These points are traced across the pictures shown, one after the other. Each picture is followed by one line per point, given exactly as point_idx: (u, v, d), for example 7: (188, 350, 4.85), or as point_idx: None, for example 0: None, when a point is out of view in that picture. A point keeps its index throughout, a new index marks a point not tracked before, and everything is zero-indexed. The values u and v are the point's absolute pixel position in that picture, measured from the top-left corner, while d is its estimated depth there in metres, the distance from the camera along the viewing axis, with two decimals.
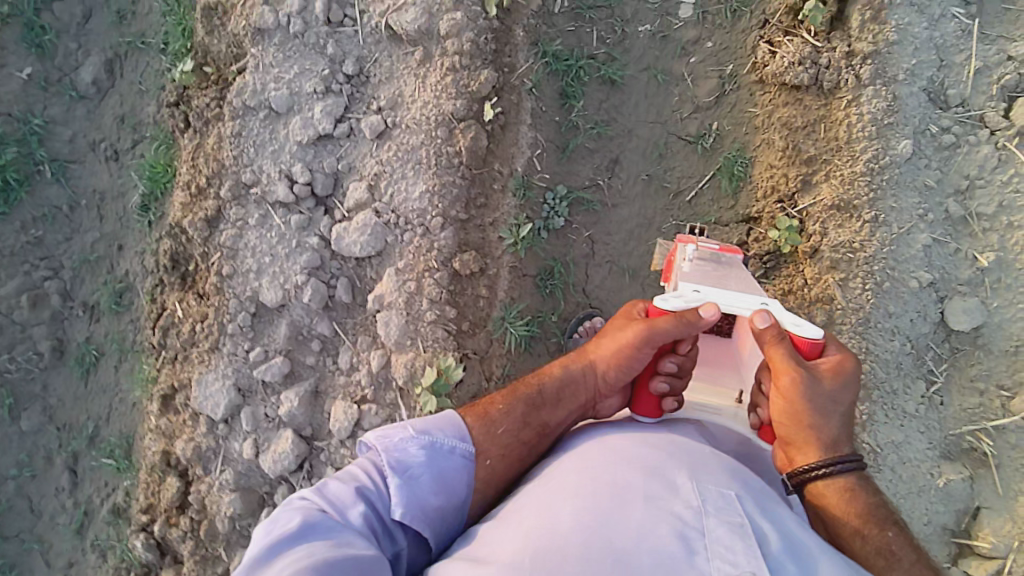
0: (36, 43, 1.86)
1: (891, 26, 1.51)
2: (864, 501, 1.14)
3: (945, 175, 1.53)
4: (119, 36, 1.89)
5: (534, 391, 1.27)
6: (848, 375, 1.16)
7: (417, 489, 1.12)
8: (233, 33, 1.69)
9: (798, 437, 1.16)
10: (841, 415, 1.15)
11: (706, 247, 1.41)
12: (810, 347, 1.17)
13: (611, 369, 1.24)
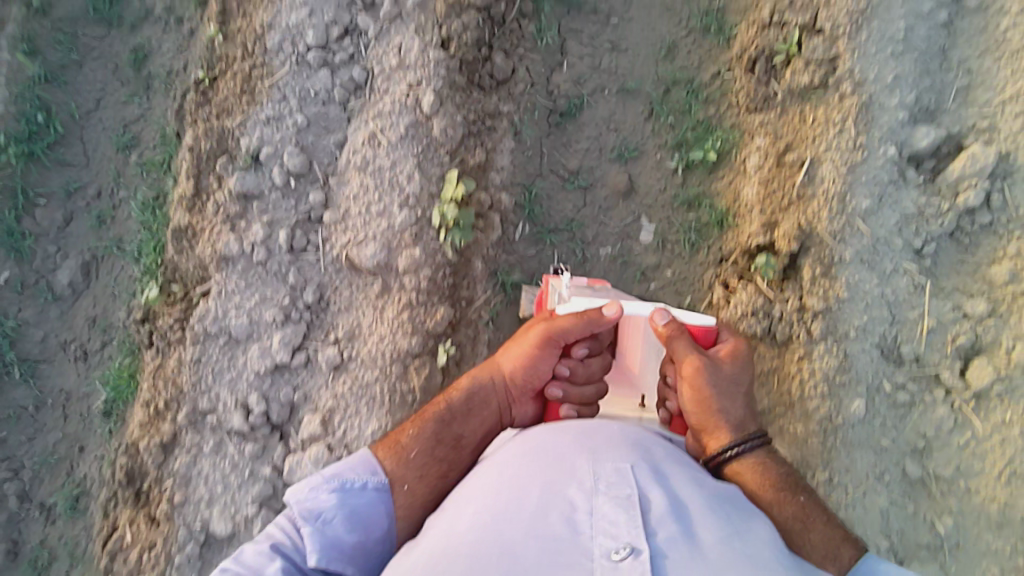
0: (15, 248, 1.93)
1: (841, 283, 1.54)
2: (774, 471, 1.27)
3: (901, 433, 1.53)
4: (97, 239, 1.98)
5: (443, 409, 1.37)
6: (740, 355, 1.36)
7: (334, 527, 1.16)
8: (200, 258, 1.76)
9: (707, 420, 1.31)
10: (742, 395, 1.34)
11: (579, 279, 1.51)
12: (706, 335, 1.37)
13: (520, 370, 1.38)
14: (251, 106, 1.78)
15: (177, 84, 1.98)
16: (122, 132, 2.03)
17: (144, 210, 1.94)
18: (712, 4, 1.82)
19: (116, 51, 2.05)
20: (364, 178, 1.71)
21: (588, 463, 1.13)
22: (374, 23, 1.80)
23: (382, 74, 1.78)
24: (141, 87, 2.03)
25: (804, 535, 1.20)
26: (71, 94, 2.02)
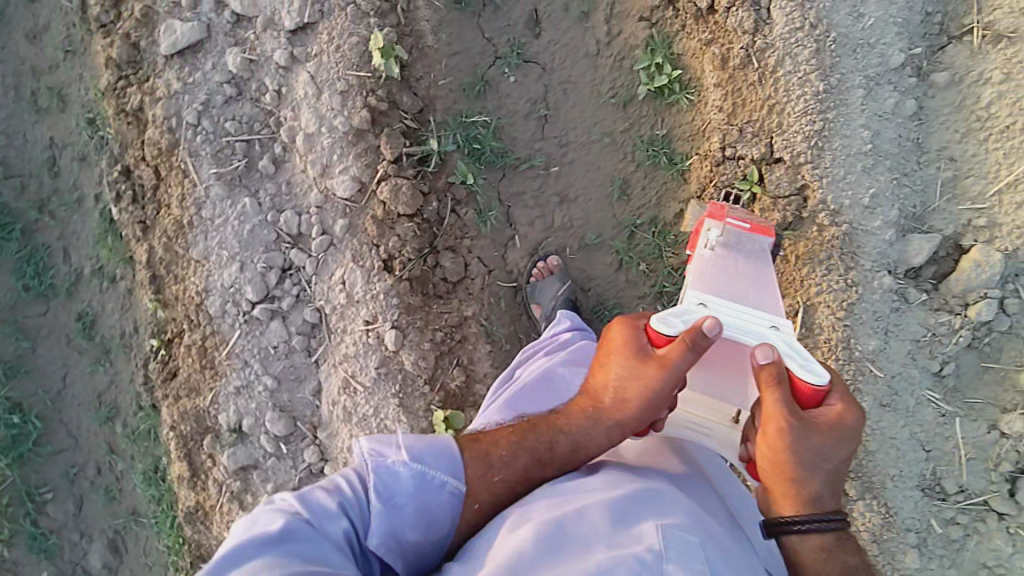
0: (43, 548, 1.95)
1: (867, 436, 1.51)
2: (838, 550, 1.05)
3: (960, 563, 1.52)
4: (113, 515, 1.98)
5: (543, 444, 1.15)
6: (850, 431, 1.02)
7: (399, 519, 1.06)
8: (218, 537, 1.78)
9: (774, 483, 1.04)
10: (830, 472, 1.03)
11: (736, 227, 1.35)
12: (813, 395, 1.03)
13: (627, 410, 1.10)
14: (216, 379, 1.72)
15: (137, 350, 1.90)
16: (99, 406, 1.97)
17: (147, 481, 1.93)
18: (654, 132, 1.66)
19: (63, 322, 1.97)
20: (353, 428, 1.67)
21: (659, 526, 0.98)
22: (309, 257, 1.69)
23: (335, 312, 1.68)
24: (100, 353, 1.96)
25: None
26: (38, 380, 1.97)
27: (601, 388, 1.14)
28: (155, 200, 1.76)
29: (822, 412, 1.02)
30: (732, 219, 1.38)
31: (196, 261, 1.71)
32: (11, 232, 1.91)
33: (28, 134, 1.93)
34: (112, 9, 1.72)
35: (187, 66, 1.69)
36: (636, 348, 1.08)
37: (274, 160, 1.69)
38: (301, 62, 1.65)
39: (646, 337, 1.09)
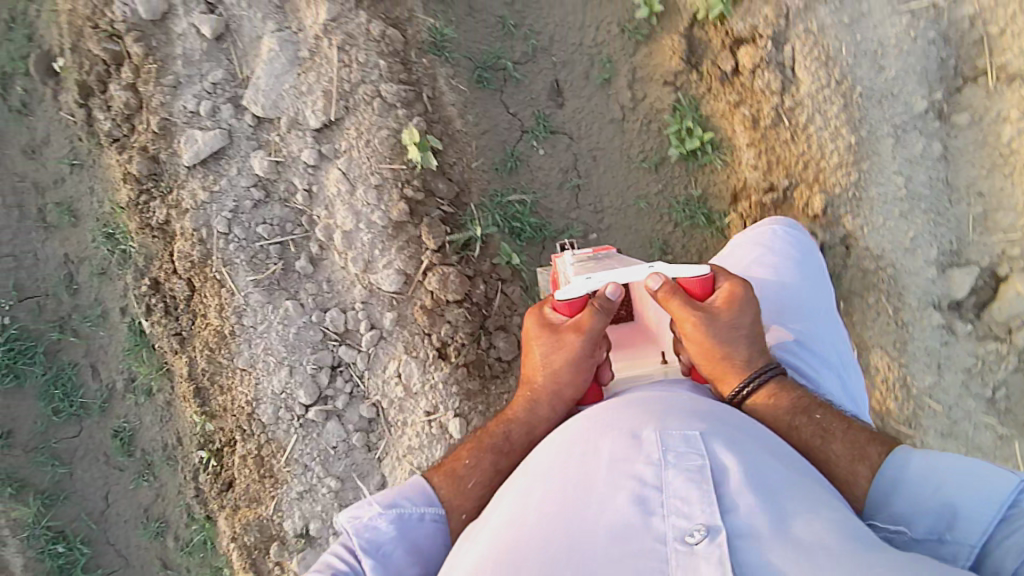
0: None
1: None
2: (792, 401, 1.11)
3: None
4: None
5: (499, 436, 1.16)
6: (743, 300, 1.13)
7: (395, 567, 1.00)
8: None
9: (715, 369, 1.12)
10: (749, 336, 1.12)
11: (581, 251, 1.33)
12: (702, 287, 1.14)
13: (557, 380, 1.15)
14: (276, 486, 1.67)
15: (186, 459, 1.86)
16: (146, 522, 1.90)
17: None
18: (689, 192, 1.70)
19: (98, 440, 1.90)
20: None
21: (687, 435, 0.92)
22: (359, 352, 1.66)
23: (393, 405, 1.66)
24: (142, 467, 1.90)
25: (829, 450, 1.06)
26: (78, 503, 1.88)
27: (531, 375, 1.19)
28: (190, 309, 1.73)
29: (713, 298, 1.13)
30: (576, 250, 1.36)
31: (242, 370, 1.68)
32: (34, 356, 1.86)
33: (38, 253, 1.90)
34: (127, 125, 1.72)
35: (212, 174, 1.68)
36: (548, 325, 1.16)
37: (312, 259, 1.68)
38: (330, 158, 1.65)
39: (552, 320, 1.17)
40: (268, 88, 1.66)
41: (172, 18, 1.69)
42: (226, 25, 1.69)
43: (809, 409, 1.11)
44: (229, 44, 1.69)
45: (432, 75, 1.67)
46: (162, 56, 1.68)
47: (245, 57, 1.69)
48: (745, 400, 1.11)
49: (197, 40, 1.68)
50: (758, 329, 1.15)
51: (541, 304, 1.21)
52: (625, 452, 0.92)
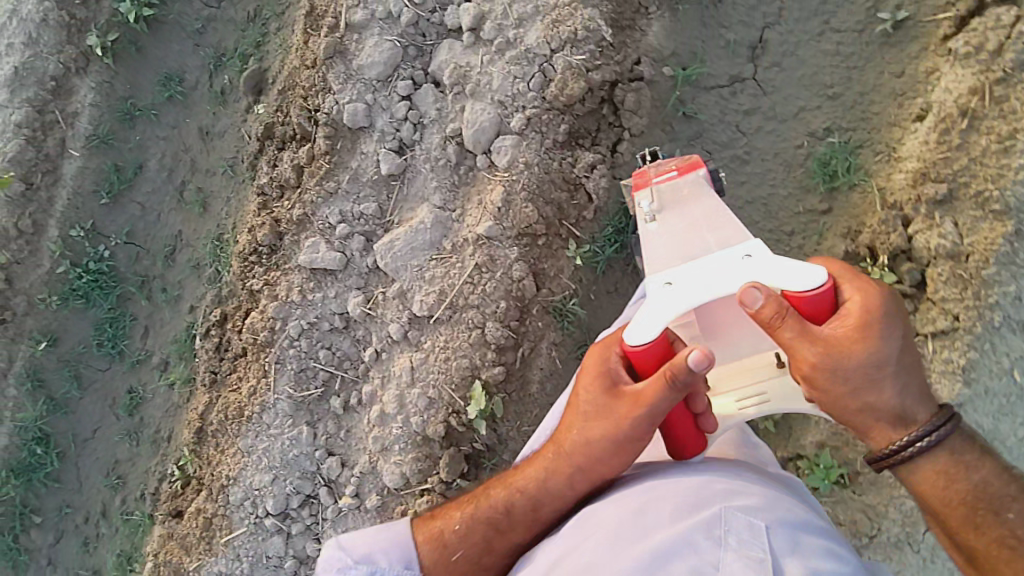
0: (13, 558, 2.15)
1: None
2: (960, 487, 1.09)
3: None
4: (81, 561, 2.17)
5: (502, 509, 1.31)
6: (878, 319, 1.01)
7: None
8: None
9: (859, 420, 1.08)
10: (893, 378, 1.04)
11: (665, 178, 1.38)
12: (812, 303, 1.03)
13: (592, 454, 1.20)
14: (207, 553, 1.85)
15: (166, 452, 2.06)
16: (112, 470, 2.15)
17: (118, 561, 2.12)
18: None
19: (116, 386, 2.14)
20: None
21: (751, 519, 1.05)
22: (334, 502, 1.79)
23: None
24: (134, 429, 2.12)
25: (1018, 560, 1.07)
26: (71, 422, 2.15)
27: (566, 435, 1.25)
28: (234, 360, 1.88)
29: (833, 320, 1.03)
30: (659, 176, 1.39)
31: (239, 448, 1.83)
32: (108, 294, 2.07)
33: (162, 216, 2.08)
34: (277, 190, 1.82)
35: (315, 282, 1.77)
36: (606, 382, 1.16)
37: (347, 403, 1.78)
38: (409, 342, 1.71)
39: (615, 372, 1.16)
40: (400, 254, 1.69)
41: (366, 133, 1.73)
42: (403, 169, 1.72)
43: (960, 468, 1.09)
44: (397, 185, 1.73)
45: (539, 335, 1.67)
46: (339, 160, 1.75)
47: (402, 204, 1.72)
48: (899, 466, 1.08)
49: (373, 166, 1.73)
50: (901, 354, 1.05)
51: (606, 346, 1.19)
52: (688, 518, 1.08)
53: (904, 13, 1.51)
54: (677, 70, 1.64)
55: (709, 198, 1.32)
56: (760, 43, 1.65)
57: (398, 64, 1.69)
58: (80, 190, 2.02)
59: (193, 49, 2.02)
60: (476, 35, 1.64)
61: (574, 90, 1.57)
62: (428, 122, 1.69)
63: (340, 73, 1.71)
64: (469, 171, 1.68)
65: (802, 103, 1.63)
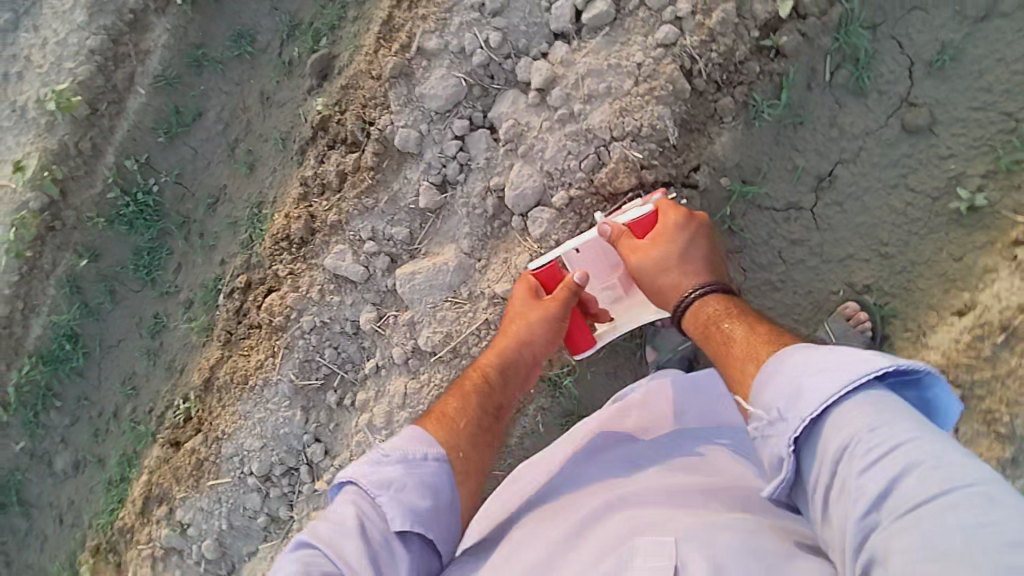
0: (31, 430, 2.27)
1: None
2: (714, 310, 1.29)
3: None
4: (90, 449, 2.28)
5: (482, 382, 1.43)
6: (677, 231, 1.36)
7: (404, 495, 1.15)
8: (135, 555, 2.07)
9: (656, 290, 1.37)
10: (680, 261, 1.35)
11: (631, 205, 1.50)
12: (640, 224, 1.42)
13: (531, 336, 1.46)
14: (192, 490, 1.99)
15: (178, 383, 2.17)
16: (127, 380, 2.26)
17: (122, 459, 2.21)
18: None
19: (143, 309, 2.23)
20: None
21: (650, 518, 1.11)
22: (311, 481, 1.92)
23: (298, 532, 1.93)
24: (153, 349, 2.23)
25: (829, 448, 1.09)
26: (100, 327, 2.24)
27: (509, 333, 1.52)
28: (248, 329, 1.98)
29: (652, 235, 1.38)
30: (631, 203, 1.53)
31: (238, 409, 1.95)
32: (152, 225, 2.15)
33: (211, 166, 2.13)
34: (319, 186, 1.85)
35: (338, 283, 1.83)
36: (533, 287, 1.51)
37: (340, 400, 1.89)
38: (408, 368, 1.78)
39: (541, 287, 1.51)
40: (418, 288, 1.73)
41: (414, 160, 1.73)
42: (439, 206, 1.72)
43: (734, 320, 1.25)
44: (432, 218, 1.74)
45: (528, 399, 1.70)
46: (382, 177, 1.76)
47: (432, 237, 1.75)
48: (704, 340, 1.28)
49: (412, 195, 1.74)
50: (702, 255, 1.36)
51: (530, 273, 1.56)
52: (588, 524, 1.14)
53: (983, 198, 1.44)
54: (735, 184, 1.57)
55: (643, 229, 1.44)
56: (828, 177, 1.58)
57: (459, 101, 1.66)
58: (140, 126, 2.08)
59: (270, 12, 2.02)
60: (543, 96, 1.60)
61: (622, 183, 1.54)
62: (475, 167, 1.68)
63: (401, 95, 1.69)
64: (502, 225, 1.69)
65: (850, 250, 1.57)
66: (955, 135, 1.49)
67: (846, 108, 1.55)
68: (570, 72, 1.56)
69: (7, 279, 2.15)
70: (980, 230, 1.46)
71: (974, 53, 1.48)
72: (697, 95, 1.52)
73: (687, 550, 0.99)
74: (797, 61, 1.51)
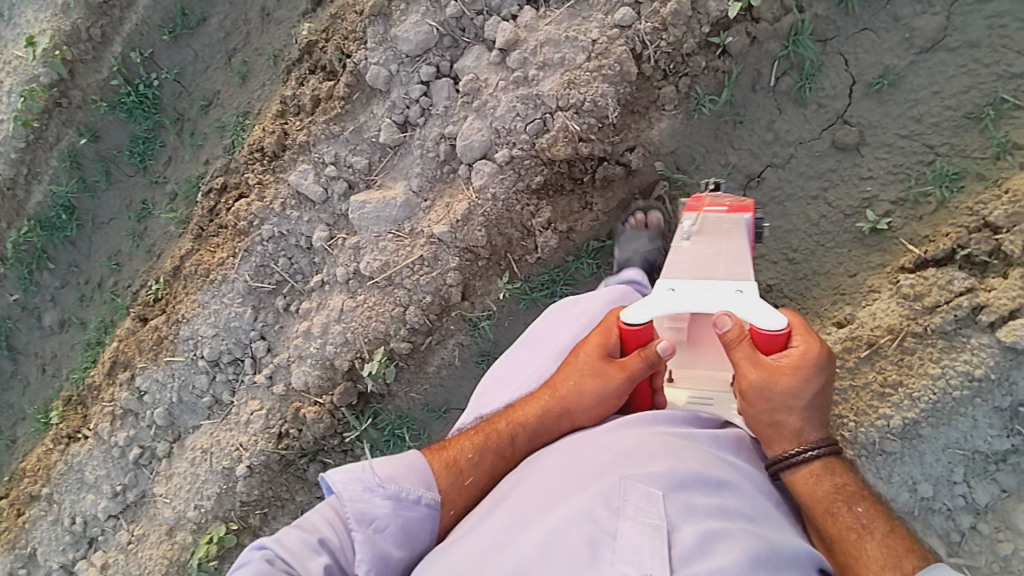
0: (25, 285, 2.48)
1: None
2: (835, 484, 1.11)
3: None
4: (77, 310, 2.47)
5: (506, 439, 1.26)
6: (814, 368, 1.10)
7: (380, 537, 1.11)
8: (96, 410, 2.29)
9: (764, 431, 1.14)
10: (804, 408, 1.12)
11: (716, 211, 1.39)
12: (768, 339, 1.10)
13: (578, 403, 1.23)
14: (151, 362, 2.20)
15: (155, 266, 2.34)
16: (112, 255, 2.41)
17: (101, 326, 2.40)
18: None
19: (135, 191, 2.38)
20: (190, 467, 2.18)
21: (606, 442, 1.12)
22: (253, 371, 2.12)
23: (236, 414, 2.15)
24: (138, 231, 2.38)
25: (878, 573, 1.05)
26: (94, 203, 2.41)
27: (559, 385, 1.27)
28: (218, 228, 2.15)
29: (780, 356, 1.10)
30: (711, 210, 1.41)
31: (199, 298, 2.14)
32: (149, 116, 2.29)
33: (208, 70, 2.25)
34: (295, 108, 1.99)
35: (299, 200, 1.98)
36: (609, 345, 1.23)
37: (288, 305, 2.06)
38: (349, 287, 1.94)
39: (614, 339, 1.22)
40: (367, 215, 1.87)
41: (381, 97, 1.85)
42: (399, 143, 1.85)
43: (852, 499, 1.10)
44: (389, 154, 1.88)
45: (449, 333, 1.90)
46: (351, 109, 1.89)
47: (387, 171, 1.89)
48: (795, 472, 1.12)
49: (376, 129, 1.87)
50: (819, 396, 1.13)
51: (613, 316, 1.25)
52: (553, 461, 1.14)
53: (885, 224, 1.54)
54: (668, 167, 1.68)
55: (744, 240, 1.31)
56: (757, 178, 1.66)
57: (429, 48, 1.76)
58: (148, 21, 2.21)
59: None
60: (504, 56, 1.69)
61: (559, 151, 1.64)
62: (435, 113, 1.79)
63: (378, 34, 1.80)
64: (451, 171, 1.81)
65: (761, 251, 1.66)
66: (878, 159, 1.56)
67: (785, 115, 1.62)
68: (530, 37, 1.66)
69: (15, 145, 2.31)
70: (877, 252, 1.56)
71: (914, 82, 1.53)
72: (643, 79, 1.61)
73: (674, 512, 0.98)
74: (743, 62, 1.58)
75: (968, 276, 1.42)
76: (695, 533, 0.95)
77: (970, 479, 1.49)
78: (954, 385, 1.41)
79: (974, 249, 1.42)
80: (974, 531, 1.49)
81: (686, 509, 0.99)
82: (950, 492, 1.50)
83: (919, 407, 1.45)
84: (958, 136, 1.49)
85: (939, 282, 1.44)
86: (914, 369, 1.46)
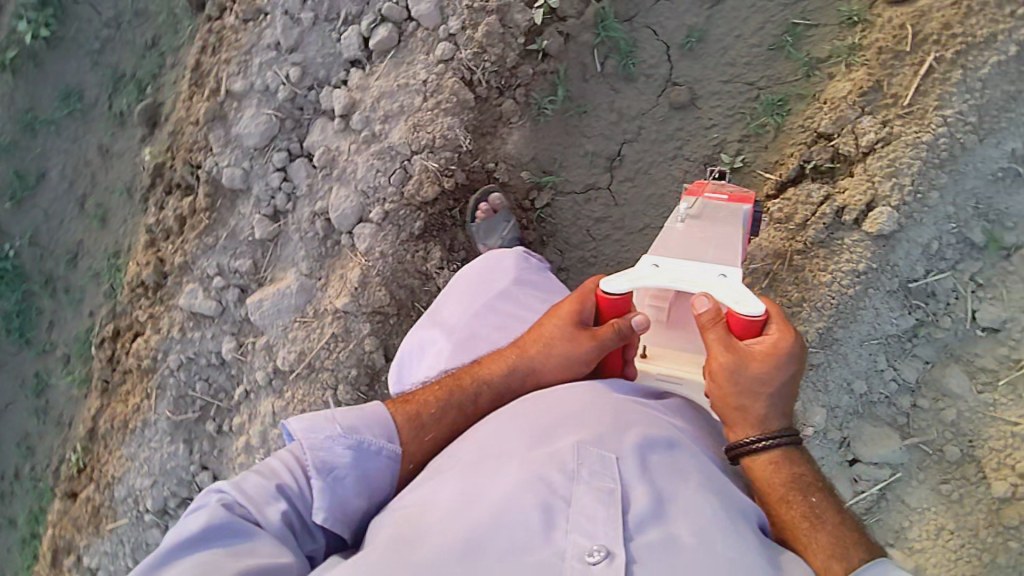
0: None
1: None
2: (792, 476, 1.03)
3: None
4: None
5: (469, 395, 1.16)
6: (786, 358, 1.03)
7: (340, 493, 1.03)
8: None
9: (727, 414, 1.06)
10: (771, 394, 1.04)
11: (715, 200, 1.36)
12: (746, 326, 1.05)
13: (548, 364, 1.16)
14: (95, 536, 2.06)
15: (70, 437, 2.17)
16: (20, 440, 2.23)
17: (31, 519, 2.21)
18: None
19: (24, 368, 2.22)
20: None
21: (552, 403, 1.08)
22: None
23: None
24: (40, 408, 2.21)
25: (817, 546, 0.98)
26: None
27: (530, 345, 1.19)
28: (123, 375, 2.06)
29: (755, 343, 1.05)
30: (711, 197, 1.37)
31: (125, 453, 2.04)
32: (15, 288, 2.15)
33: (63, 223, 2.15)
34: (163, 231, 1.96)
35: (196, 321, 1.93)
36: (584, 311, 1.14)
37: (219, 428, 1.97)
38: (273, 389, 1.88)
39: (591, 302, 1.14)
40: (267, 312, 1.84)
41: (244, 195, 1.84)
42: (275, 234, 1.83)
43: (808, 489, 1.03)
44: (270, 246, 1.85)
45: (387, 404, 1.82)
46: (218, 216, 1.87)
47: (274, 264, 1.86)
48: (748, 451, 1.04)
49: (249, 227, 1.84)
50: (790, 388, 1.05)
51: (592, 279, 1.17)
52: (494, 424, 1.08)
53: (741, 162, 1.64)
54: (535, 174, 1.74)
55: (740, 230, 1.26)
56: (618, 157, 1.73)
57: (274, 135, 1.77)
58: None
59: (92, 68, 2.05)
60: (347, 121, 1.73)
61: (428, 193, 1.68)
62: (301, 194, 1.79)
63: (220, 137, 1.80)
64: (335, 244, 1.80)
65: (647, 220, 1.73)
66: (713, 107, 1.67)
67: (621, 93, 1.71)
68: (365, 96, 1.70)
69: None
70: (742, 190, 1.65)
71: (717, 32, 1.65)
72: (482, 102, 1.67)
73: (629, 471, 0.96)
74: (565, 59, 1.67)
75: (823, 186, 1.54)
76: (649, 496, 0.94)
77: (893, 363, 1.58)
78: (845, 284, 1.51)
79: (818, 161, 1.55)
80: (917, 408, 1.59)
81: (644, 468, 0.97)
82: (883, 381, 1.59)
83: (826, 314, 1.53)
84: (771, 67, 1.62)
85: (801, 198, 1.55)
86: (810, 283, 1.54)
